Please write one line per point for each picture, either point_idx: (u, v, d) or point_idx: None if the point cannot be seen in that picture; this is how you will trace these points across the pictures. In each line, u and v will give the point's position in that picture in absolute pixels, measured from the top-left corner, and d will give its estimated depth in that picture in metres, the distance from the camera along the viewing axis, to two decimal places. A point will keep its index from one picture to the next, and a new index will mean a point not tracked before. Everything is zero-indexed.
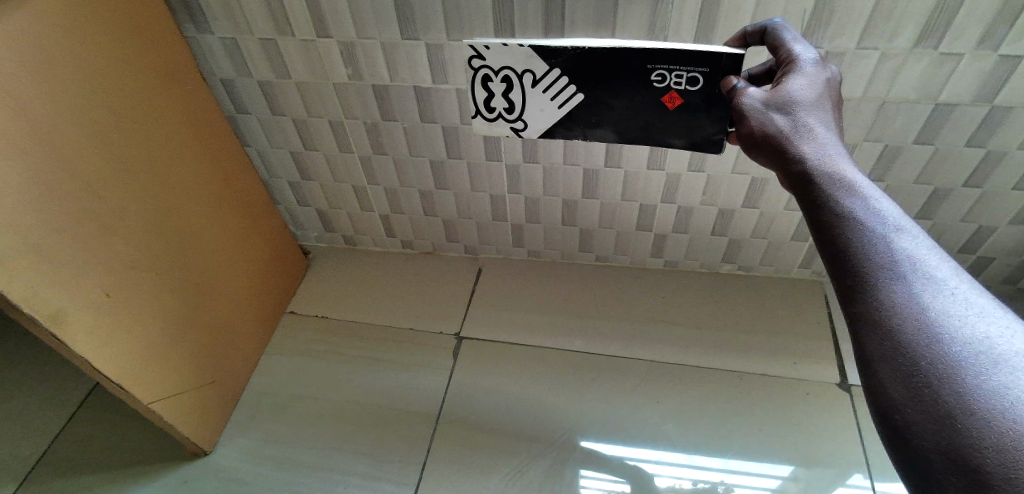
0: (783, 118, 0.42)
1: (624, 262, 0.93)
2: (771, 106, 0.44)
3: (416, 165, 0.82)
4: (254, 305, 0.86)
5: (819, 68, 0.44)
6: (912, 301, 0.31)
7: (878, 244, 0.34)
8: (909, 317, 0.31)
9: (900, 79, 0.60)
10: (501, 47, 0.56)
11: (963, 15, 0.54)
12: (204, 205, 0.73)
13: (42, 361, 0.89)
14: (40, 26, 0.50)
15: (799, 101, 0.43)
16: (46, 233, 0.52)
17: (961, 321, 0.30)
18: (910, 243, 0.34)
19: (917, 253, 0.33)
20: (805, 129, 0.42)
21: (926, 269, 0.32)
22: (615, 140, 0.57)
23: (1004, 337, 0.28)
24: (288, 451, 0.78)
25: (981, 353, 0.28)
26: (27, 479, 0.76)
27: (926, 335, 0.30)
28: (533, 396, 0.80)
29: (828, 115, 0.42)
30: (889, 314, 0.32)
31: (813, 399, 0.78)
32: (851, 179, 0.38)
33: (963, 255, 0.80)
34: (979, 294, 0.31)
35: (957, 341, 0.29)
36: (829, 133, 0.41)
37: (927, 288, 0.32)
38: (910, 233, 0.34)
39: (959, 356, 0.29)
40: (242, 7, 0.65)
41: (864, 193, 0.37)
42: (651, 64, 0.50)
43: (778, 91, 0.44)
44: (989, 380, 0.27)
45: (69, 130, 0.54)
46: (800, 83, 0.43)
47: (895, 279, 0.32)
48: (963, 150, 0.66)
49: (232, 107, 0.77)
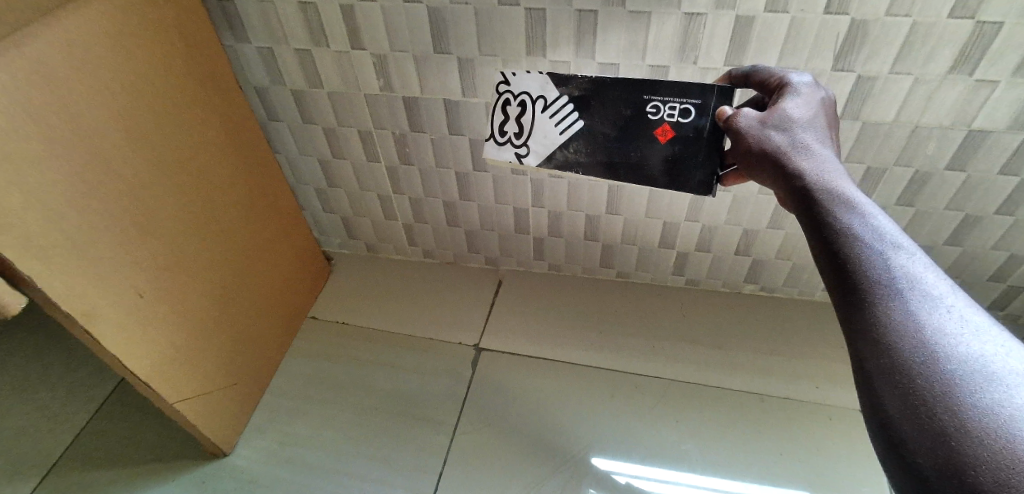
0: (781, 136, 0.44)
1: (645, 279, 0.93)
2: (766, 122, 0.45)
3: (441, 176, 0.83)
4: (279, 308, 0.87)
5: (813, 90, 0.47)
6: (911, 319, 0.33)
7: (878, 263, 0.36)
8: (908, 334, 0.33)
9: (933, 104, 0.60)
10: (525, 74, 0.62)
11: (1000, 42, 0.54)
12: (235, 208, 0.75)
13: (69, 355, 0.91)
14: (91, 32, 0.52)
15: (795, 120, 0.44)
16: (86, 232, 0.53)
17: (957, 340, 0.32)
18: (909, 262, 0.36)
19: (914, 272, 0.35)
20: (802, 145, 0.43)
21: (923, 288, 0.34)
22: (605, 174, 0.60)
23: (996, 356, 0.30)
24: (305, 455, 0.78)
25: (976, 372, 0.30)
26: (50, 472, 0.77)
27: (924, 352, 0.32)
28: (551, 410, 0.80)
29: (823, 136, 0.44)
30: (888, 331, 0.33)
31: (836, 424, 0.77)
32: (852, 197, 0.39)
33: (992, 284, 0.78)
34: (974, 314, 0.33)
35: (953, 360, 0.31)
36: (826, 150, 0.43)
37: (925, 307, 0.33)
38: (908, 253, 0.36)
39: (955, 374, 0.30)
40: (281, 18, 0.67)
41: (863, 210, 0.39)
42: (647, 95, 0.56)
43: (774, 109, 0.46)
44: (983, 398, 0.29)
45: (112, 133, 0.55)
46: (796, 103, 0.46)
47: (893, 297, 0.34)
48: (995, 177, 0.65)
49: (264, 115, 0.79)
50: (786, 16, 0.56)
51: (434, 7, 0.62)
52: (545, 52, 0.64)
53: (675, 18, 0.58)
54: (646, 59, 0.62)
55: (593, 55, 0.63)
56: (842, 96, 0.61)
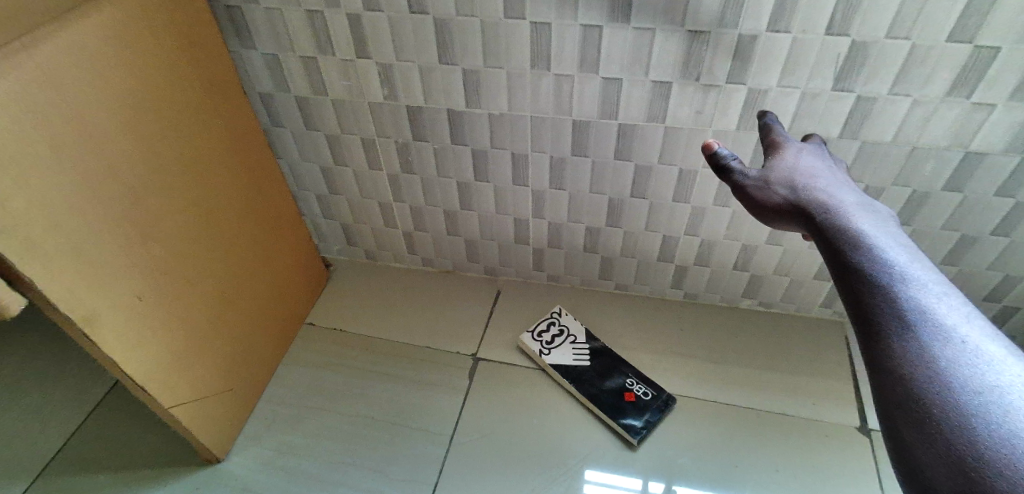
0: (789, 187, 0.49)
1: (643, 292, 0.93)
2: (772, 170, 0.51)
3: (443, 185, 0.83)
4: (276, 314, 0.87)
5: (810, 153, 0.54)
6: (926, 352, 0.38)
7: (899, 305, 0.40)
8: (924, 367, 0.37)
9: (930, 125, 0.61)
10: None
11: (996, 67, 0.54)
12: (237, 214, 0.75)
13: (64, 357, 0.90)
14: (102, 37, 0.52)
15: (801, 174, 0.50)
16: (88, 236, 0.53)
17: (970, 371, 0.36)
18: (923, 298, 0.40)
19: (929, 308, 0.40)
20: (813, 195, 0.48)
21: (937, 323, 0.39)
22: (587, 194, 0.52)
23: (1010, 386, 0.35)
24: (300, 463, 0.78)
25: (989, 402, 0.34)
26: (41, 475, 0.77)
27: (939, 383, 0.36)
28: (548, 422, 0.80)
29: (828, 187, 0.49)
30: (906, 364, 0.38)
31: (833, 440, 0.77)
32: (872, 242, 0.44)
33: (987, 303, 0.79)
34: (990, 348, 0.37)
35: (967, 391, 0.35)
36: (837, 194, 0.49)
37: (942, 344, 0.38)
38: (927, 294, 0.41)
39: (969, 404, 0.35)
40: (287, 26, 0.67)
41: (882, 254, 0.43)
42: None
43: (782, 165, 0.51)
44: (996, 426, 0.33)
45: (119, 137, 0.56)
46: (797, 162, 0.52)
47: (909, 332, 0.39)
48: (991, 199, 0.66)
49: (268, 120, 0.80)
50: (789, 36, 0.57)
51: (441, 19, 0.63)
52: (549, 66, 0.65)
53: (679, 35, 0.59)
54: (650, 74, 0.63)
55: (596, 69, 0.64)
56: (841, 116, 0.62)
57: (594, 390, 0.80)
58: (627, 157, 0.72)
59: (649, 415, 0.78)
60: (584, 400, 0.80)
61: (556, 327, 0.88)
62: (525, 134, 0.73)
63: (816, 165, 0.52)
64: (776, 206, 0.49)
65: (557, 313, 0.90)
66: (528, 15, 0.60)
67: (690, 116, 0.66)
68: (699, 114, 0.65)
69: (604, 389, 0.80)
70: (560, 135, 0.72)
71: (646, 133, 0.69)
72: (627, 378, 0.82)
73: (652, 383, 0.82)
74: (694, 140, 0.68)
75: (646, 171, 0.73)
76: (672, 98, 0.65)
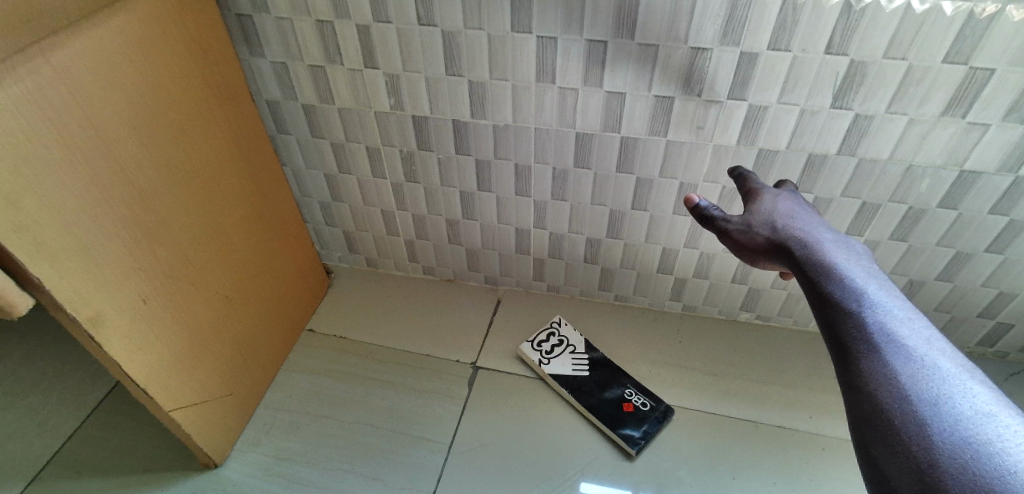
0: (768, 228, 0.50)
1: (643, 303, 0.94)
2: (753, 212, 0.52)
3: (447, 195, 0.84)
4: (278, 320, 0.87)
5: (787, 195, 0.55)
6: (890, 370, 0.39)
7: (865, 332, 0.41)
8: (885, 382, 0.38)
9: (927, 144, 0.62)
10: None
11: (990, 88, 0.56)
12: (242, 218, 0.76)
13: (60, 361, 0.90)
14: (115, 43, 0.53)
15: (780, 215, 0.52)
16: (97, 238, 0.54)
17: (928, 385, 0.37)
18: (888, 321, 0.42)
19: (893, 330, 0.41)
20: (790, 234, 0.50)
21: (900, 342, 0.40)
22: None
23: (963, 397, 0.36)
24: (299, 469, 0.77)
25: (943, 412, 0.36)
26: (36, 479, 0.76)
27: (899, 396, 0.37)
28: (547, 433, 0.80)
29: (807, 226, 0.50)
30: (870, 381, 0.39)
31: (830, 454, 0.77)
32: (846, 275, 0.45)
33: (982, 319, 0.80)
34: (947, 362, 0.38)
35: (925, 402, 0.36)
36: (814, 231, 0.50)
37: (904, 363, 0.39)
38: (893, 318, 0.42)
39: (927, 415, 0.36)
40: (297, 35, 0.68)
41: (853, 285, 0.44)
42: None
43: (762, 208, 0.53)
44: (952, 434, 0.34)
45: (129, 141, 0.56)
46: (775, 202, 0.53)
47: (873, 351, 0.40)
48: (986, 217, 0.67)
49: (274, 127, 0.80)
50: (788, 55, 0.58)
51: (449, 30, 0.64)
52: (555, 79, 0.66)
53: (681, 51, 0.60)
54: (653, 90, 0.64)
55: (600, 83, 0.65)
56: (839, 133, 0.63)
57: (594, 401, 0.81)
58: (629, 170, 0.73)
59: (647, 426, 0.79)
60: (583, 410, 0.81)
61: (555, 338, 0.89)
62: (529, 145, 0.74)
63: (794, 204, 0.54)
64: (758, 246, 0.50)
65: (557, 323, 0.90)
66: (535, 29, 0.62)
67: (692, 131, 0.67)
68: (700, 129, 0.67)
69: (604, 400, 0.81)
70: (563, 148, 0.73)
71: (648, 148, 0.70)
72: (626, 389, 0.82)
73: (650, 394, 0.82)
74: (697, 153, 0.69)
75: (647, 184, 0.74)
76: (674, 113, 0.66)
